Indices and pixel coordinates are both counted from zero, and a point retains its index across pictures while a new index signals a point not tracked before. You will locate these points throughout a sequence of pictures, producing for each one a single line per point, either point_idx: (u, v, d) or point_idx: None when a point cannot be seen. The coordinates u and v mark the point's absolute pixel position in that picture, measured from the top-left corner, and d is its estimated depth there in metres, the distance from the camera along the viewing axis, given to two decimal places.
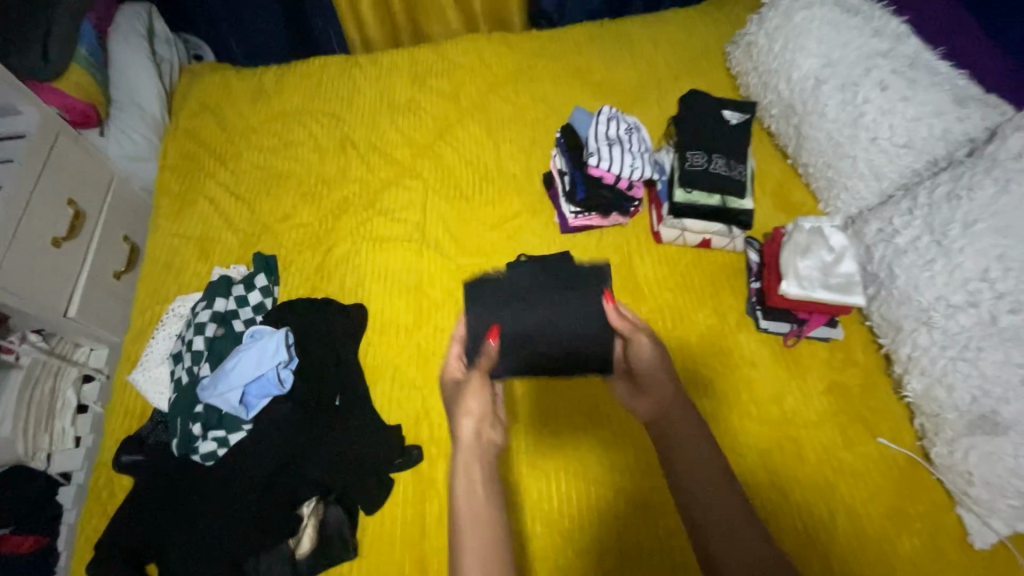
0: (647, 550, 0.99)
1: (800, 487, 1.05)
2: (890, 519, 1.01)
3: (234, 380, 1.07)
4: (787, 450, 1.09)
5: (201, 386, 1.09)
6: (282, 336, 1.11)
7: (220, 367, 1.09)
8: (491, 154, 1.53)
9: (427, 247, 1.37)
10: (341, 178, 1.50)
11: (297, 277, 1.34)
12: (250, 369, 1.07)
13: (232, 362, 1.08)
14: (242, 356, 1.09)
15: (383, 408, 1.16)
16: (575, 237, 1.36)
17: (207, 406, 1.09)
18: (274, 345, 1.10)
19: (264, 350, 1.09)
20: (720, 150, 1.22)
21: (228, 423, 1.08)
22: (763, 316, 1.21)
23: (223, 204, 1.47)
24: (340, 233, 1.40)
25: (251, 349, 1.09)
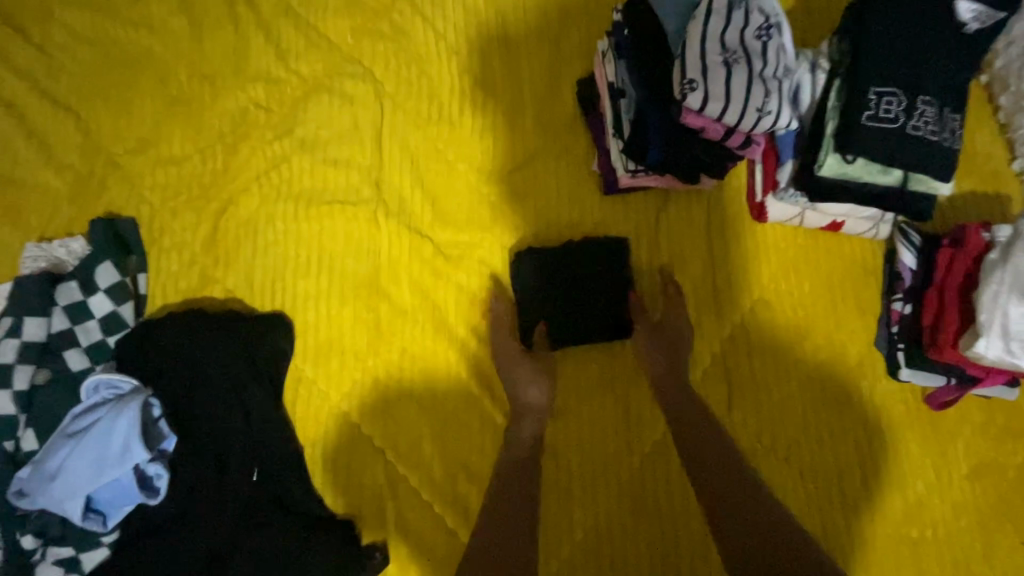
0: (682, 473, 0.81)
1: None
2: None
3: (68, 489, 0.65)
4: (905, 554, 0.78)
5: (16, 487, 0.67)
6: (136, 407, 0.68)
7: (42, 462, 0.66)
8: (489, 33, 0.90)
9: (385, 211, 0.85)
10: (233, 70, 0.88)
11: (175, 258, 0.83)
12: (89, 472, 0.65)
13: (58, 459, 0.66)
14: (75, 448, 0.66)
15: (326, 483, 0.79)
16: (624, 206, 0.85)
17: (37, 514, 0.68)
18: (122, 428, 0.66)
19: (108, 438, 0.66)
20: (930, 87, 0.65)
21: (78, 541, 0.68)
22: (908, 362, 0.79)
23: (30, 113, 0.86)
24: (242, 178, 0.85)
25: (87, 435, 0.66)
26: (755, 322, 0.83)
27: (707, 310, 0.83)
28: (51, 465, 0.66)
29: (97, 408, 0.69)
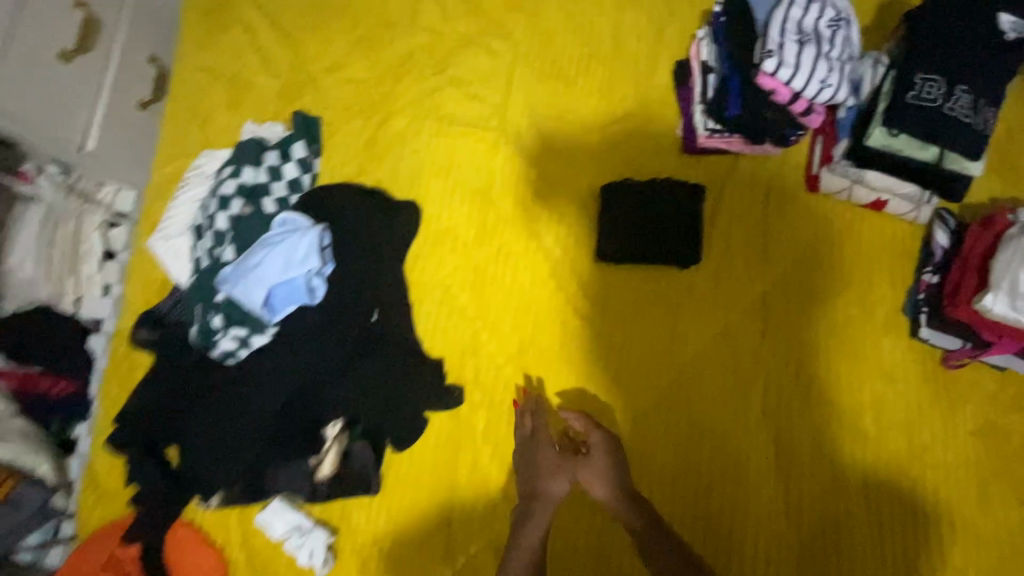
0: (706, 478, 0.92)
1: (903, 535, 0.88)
2: None
3: (260, 277, 0.91)
4: (902, 489, 0.90)
5: (221, 275, 0.93)
6: (316, 234, 0.93)
7: (245, 258, 0.93)
8: (606, 16, 1.13)
9: (505, 140, 1.08)
10: (408, 21, 1.15)
11: (343, 150, 1.09)
12: (276, 267, 0.91)
13: (257, 254, 0.92)
14: (270, 249, 0.92)
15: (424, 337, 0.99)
16: (698, 162, 1.03)
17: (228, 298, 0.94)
18: (304, 243, 0.92)
19: (293, 248, 0.92)
20: (971, 79, 0.81)
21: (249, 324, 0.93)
22: (929, 323, 0.91)
23: (262, 35, 1.17)
24: (399, 101, 1.11)
25: (280, 243, 0.92)
26: (796, 274, 0.97)
27: (756, 257, 0.98)
28: (250, 258, 0.92)
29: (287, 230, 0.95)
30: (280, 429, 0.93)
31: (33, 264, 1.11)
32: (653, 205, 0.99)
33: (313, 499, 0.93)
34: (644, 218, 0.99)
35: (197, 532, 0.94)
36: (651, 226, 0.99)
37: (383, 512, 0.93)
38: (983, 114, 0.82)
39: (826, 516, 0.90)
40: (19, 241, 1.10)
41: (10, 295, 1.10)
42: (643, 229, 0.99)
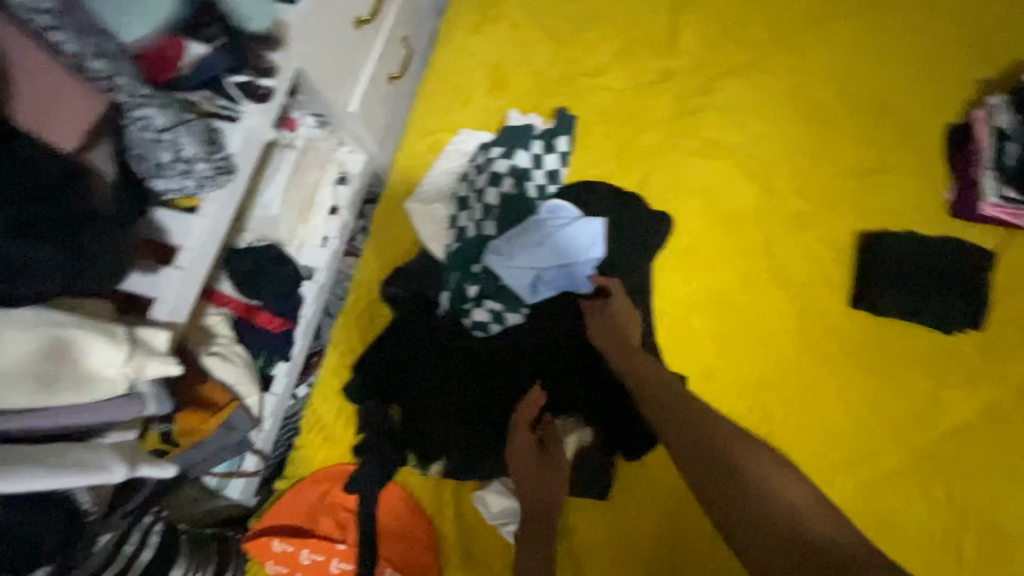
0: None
1: None
2: None
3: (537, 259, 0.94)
4: None
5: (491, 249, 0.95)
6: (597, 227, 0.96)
7: (518, 236, 0.95)
8: (882, 67, 1.11)
9: (759, 169, 1.07)
10: (671, 42, 1.18)
11: (594, 152, 1.11)
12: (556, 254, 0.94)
13: (536, 235, 0.95)
14: (550, 234, 0.95)
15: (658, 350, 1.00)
16: (968, 229, 0.99)
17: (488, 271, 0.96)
18: (586, 234, 0.95)
19: (576, 237, 0.95)
20: None
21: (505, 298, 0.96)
22: None
23: (526, 32, 1.22)
24: (657, 117, 1.13)
25: (563, 231, 0.95)
26: None
27: None
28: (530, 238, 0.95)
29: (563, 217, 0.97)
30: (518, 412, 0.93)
31: (276, 204, 1.18)
32: (921, 261, 0.97)
33: None
34: (910, 272, 0.96)
35: (410, 497, 0.93)
36: (917, 280, 0.96)
37: (603, 520, 0.89)
38: None
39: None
40: (272, 185, 1.18)
41: (251, 229, 1.19)
42: (907, 282, 0.96)
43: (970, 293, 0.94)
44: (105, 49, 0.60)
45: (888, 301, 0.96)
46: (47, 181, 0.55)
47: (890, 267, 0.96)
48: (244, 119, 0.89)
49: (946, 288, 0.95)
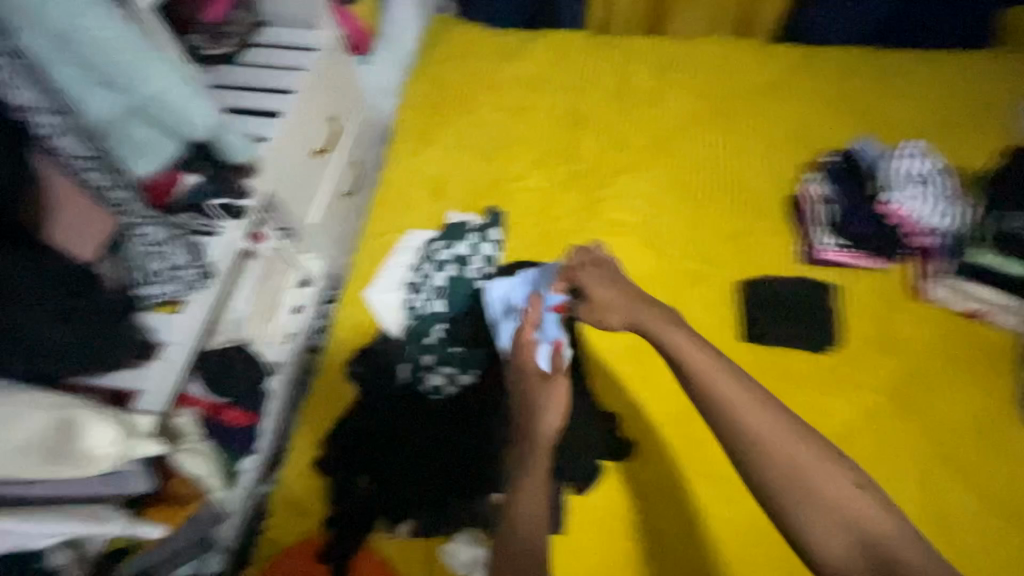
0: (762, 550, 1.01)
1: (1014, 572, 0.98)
2: None
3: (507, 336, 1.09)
4: None
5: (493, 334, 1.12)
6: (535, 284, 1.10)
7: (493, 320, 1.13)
8: (732, 158, 1.45)
9: (654, 241, 1.33)
10: (573, 153, 1.49)
11: (521, 238, 1.34)
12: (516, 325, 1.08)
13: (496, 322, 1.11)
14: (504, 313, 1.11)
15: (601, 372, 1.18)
16: (823, 271, 1.24)
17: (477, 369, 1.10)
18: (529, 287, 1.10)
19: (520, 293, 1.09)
20: None
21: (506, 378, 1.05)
22: None
23: (458, 152, 1.50)
24: (567, 208, 1.39)
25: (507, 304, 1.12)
26: (917, 366, 1.14)
27: (882, 350, 1.15)
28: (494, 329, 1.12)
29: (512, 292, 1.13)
30: (476, 465, 1.03)
31: (245, 307, 1.31)
32: (790, 298, 1.20)
33: None
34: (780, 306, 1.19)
35: (382, 561, 0.97)
36: (789, 313, 1.19)
37: None
38: None
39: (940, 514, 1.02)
40: (241, 292, 1.31)
41: (221, 332, 1.29)
42: (780, 315, 1.19)
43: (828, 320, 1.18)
44: (118, 177, 0.78)
45: (769, 333, 1.18)
46: (69, 275, 0.70)
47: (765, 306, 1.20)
48: (222, 234, 1.05)
49: (810, 317, 1.18)
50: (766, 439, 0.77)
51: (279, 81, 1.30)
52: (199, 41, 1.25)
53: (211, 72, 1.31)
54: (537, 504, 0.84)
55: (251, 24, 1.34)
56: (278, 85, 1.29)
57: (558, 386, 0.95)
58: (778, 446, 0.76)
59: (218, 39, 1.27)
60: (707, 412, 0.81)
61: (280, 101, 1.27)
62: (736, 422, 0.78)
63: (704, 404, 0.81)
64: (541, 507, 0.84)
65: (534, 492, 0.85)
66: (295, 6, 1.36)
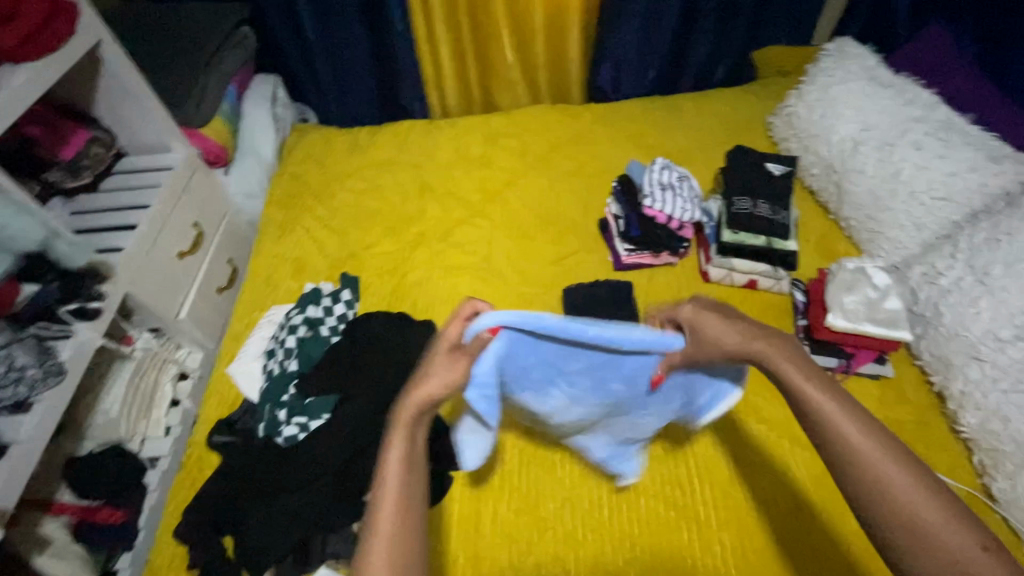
0: (590, 507, 1.09)
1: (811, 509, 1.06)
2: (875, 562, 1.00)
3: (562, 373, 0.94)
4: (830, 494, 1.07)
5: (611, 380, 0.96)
6: (492, 313, 0.84)
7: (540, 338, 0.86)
8: (550, 198, 1.71)
9: (491, 276, 1.53)
10: (419, 216, 1.71)
11: (373, 295, 1.51)
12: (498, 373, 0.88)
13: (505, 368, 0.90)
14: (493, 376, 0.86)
15: None
16: (628, 274, 1.47)
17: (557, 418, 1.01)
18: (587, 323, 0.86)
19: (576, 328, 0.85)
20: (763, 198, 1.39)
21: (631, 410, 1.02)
22: (811, 350, 1.25)
23: (317, 233, 1.69)
24: (415, 262, 1.58)
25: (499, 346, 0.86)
26: None
27: None
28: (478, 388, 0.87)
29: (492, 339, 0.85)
30: (331, 499, 1.11)
31: (116, 407, 1.37)
32: (605, 298, 1.39)
33: None
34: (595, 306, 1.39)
35: None
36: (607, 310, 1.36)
37: None
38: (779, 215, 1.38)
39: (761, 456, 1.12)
40: (112, 393, 1.38)
41: (92, 437, 1.35)
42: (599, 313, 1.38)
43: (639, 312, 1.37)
44: None
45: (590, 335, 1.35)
46: None
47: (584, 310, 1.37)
48: (76, 333, 1.17)
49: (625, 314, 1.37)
50: (886, 479, 0.72)
51: (134, 198, 1.47)
52: (56, 176, 1.40)
53: (73, 201, 1.47)
54: (398, 551, 0.70)
55: (109, 156, 1.52)
56: (134, 203, 1.46)
57: (458, 360, 0.81)
58: (894, 488, 0.71)
59: (76, 172, 1.43)
60: (812, 429, 0.79)
61: (136, 214, 1.43)
62: (850, 456, 0.74)
63: (812, 426, 0.79)
64: (411, 525, 0.73)
65: (389, 545, 0.70)
66: (149, 135, 1.56)
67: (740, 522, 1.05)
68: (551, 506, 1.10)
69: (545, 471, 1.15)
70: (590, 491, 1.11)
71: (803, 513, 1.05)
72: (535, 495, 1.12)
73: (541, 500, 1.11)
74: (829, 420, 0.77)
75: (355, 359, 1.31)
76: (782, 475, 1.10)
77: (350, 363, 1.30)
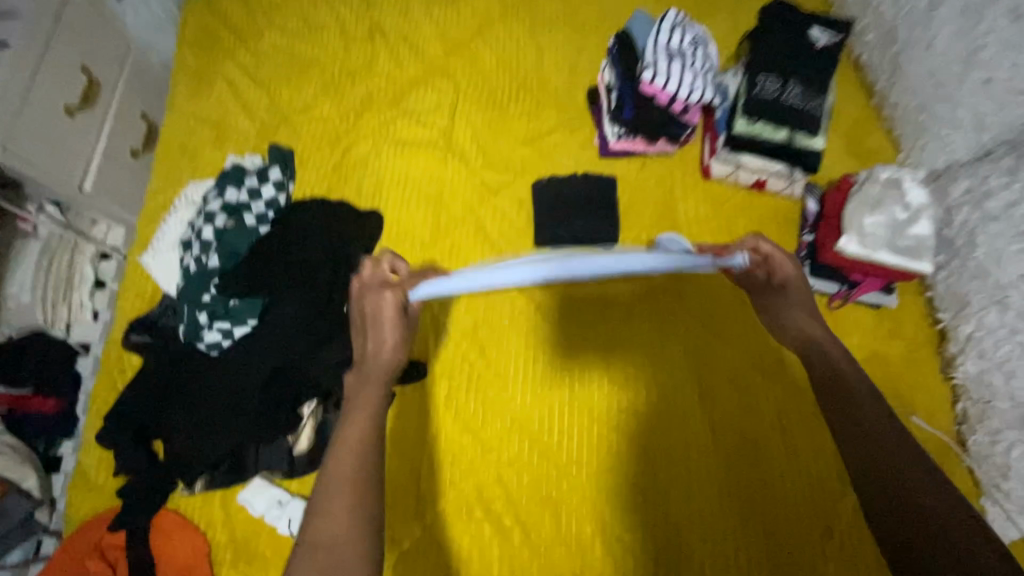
0: (535, 430, 1.03)
1: (768, 444, 1.00)
2: (812, 503, 0.96)
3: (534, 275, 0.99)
4: (790, 431, 1.00)
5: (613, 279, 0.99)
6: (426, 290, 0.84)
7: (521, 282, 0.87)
8: (531, 53, 1.36)
9: (451, 154, 1.27)
10: (367, 69, 1.37)
11: (312, 174, 1.27)
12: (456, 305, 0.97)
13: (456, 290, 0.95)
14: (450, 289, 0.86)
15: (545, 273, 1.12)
16: (615, 164, 1.23)
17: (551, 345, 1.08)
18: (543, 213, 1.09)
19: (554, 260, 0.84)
20: (797, 76, 1.09)
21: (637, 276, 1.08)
22: (811, 271, 1.08)
23: (241, 87, 1.37)
24: (361, 133, 1.31)
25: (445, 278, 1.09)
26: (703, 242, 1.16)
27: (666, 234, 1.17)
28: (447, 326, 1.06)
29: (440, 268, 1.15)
30: (261, 408, 1.03)
31: (27, 292, 1.25)
32: (580, 200, 1.19)
33: (291, 474, 1.01)
34: (567, 206, 1.19)
35: (179, 516, 1.01)
36: (578, 213, 1.18)
37: None
38: (812, 101, 1.09)
39: (729, 389, 1.03)
40: (19, 275, 1.24)
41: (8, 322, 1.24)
42: (571, 216, 1.18)
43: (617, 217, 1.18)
44: None
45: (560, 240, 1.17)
46: None
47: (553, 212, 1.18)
48: None
49: (597, 218, 1.18)
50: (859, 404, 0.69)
51: None
52: None
53: None
54: (360, 459, 0.67)
55: None
56: None
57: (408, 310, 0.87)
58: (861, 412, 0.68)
59: None
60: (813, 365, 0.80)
61: None
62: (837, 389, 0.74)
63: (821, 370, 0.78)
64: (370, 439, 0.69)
65: (350, 455, 0.67)
66: None
67: (686, 454, 0.99)
68: (494, 426, 1.04)
69: (491, 389, 1.06)
70: (534, 413, 1.04)
71: (759, 447, 0.99)
72: (481, 415, 1.04)
73: (488, 420, 1.04)
74: (831, 358, 0.79)
75: (285, 253, 1.13)
76: (777, 389, 1.03)
77: (279, 260, 1.12)
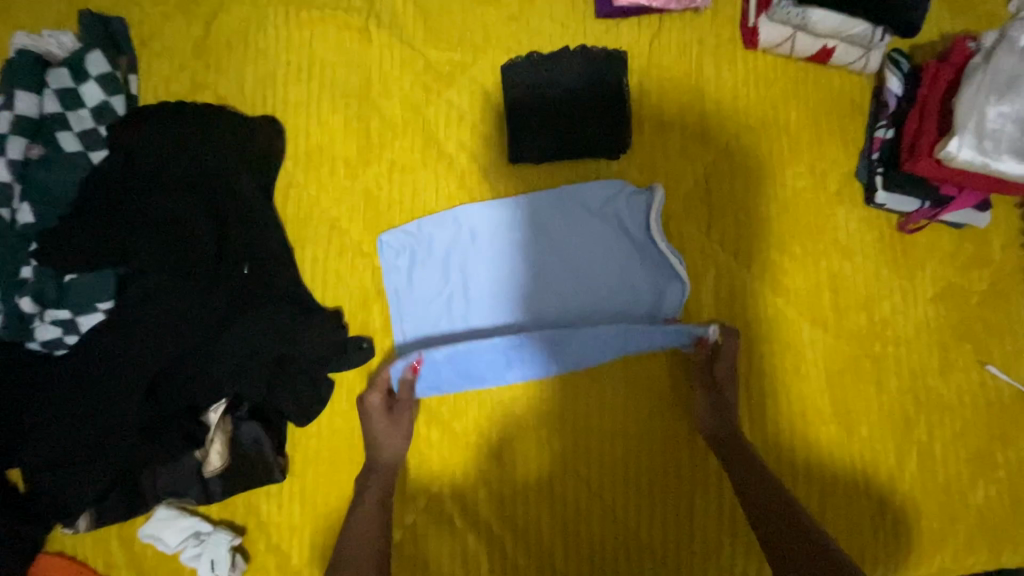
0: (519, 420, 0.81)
1: (815, 410, 0.80)
2: (866, 477, 0.79)
3: (531, 280, 0.82)
4: (841, 392, 0.81)
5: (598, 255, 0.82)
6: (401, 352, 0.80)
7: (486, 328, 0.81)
8: None
9: (376, 23, 0.86)
10: None
11: (167, 62, 0.84)
12: (418, 291, 0.82)
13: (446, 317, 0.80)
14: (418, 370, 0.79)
15: (516, 206, 0.82)
16: (617, 32, 0.85)
17: (543, 352, 0.79)
18: (532, 199, 0.82)
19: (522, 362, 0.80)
20: None
21: (642, 271, 0.82)
22: (884, 185, 0.81)
23: None
24: None
25: (413, 281, 0.82)
26: (739, 147, 0.84)
27: (689, 137, 0.84)
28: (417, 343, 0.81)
29: (400, 257, 0.82)
30: (150, 420, 0.75)
31: None
32: (570, 91, 0.82)
33: (208, 500, 0.77)
34: (552, 98, 0.82)
35: (68, 560, 0.77)
36: (567, 107, 0.82)
37: (293, 498, 0.78)
38: None
39: (767, 340, 0.82)
40: None
41: None
42: (558, 114, 0.82)
43: (626, 111, 0.82)
44: None
45: (546, 148, 0.82)
46: None
47: (534, 107, 0.82)
48: None
49: (596, 115, 0.82)
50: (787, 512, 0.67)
51: None
52: None
53: None
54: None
55: None
56: None
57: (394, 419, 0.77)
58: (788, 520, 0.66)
59: None
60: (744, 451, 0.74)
61: None
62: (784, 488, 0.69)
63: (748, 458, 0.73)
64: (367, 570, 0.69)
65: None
66: None
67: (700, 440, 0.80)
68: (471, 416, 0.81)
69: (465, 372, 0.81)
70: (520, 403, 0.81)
71: (803, 416, 0.80)
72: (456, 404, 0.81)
73: (466, 406, 0.81)
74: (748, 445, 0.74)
75: (135, 193, 0.75)
76: (825, 339, 0.82)
77: (127, 204, 0.75)
